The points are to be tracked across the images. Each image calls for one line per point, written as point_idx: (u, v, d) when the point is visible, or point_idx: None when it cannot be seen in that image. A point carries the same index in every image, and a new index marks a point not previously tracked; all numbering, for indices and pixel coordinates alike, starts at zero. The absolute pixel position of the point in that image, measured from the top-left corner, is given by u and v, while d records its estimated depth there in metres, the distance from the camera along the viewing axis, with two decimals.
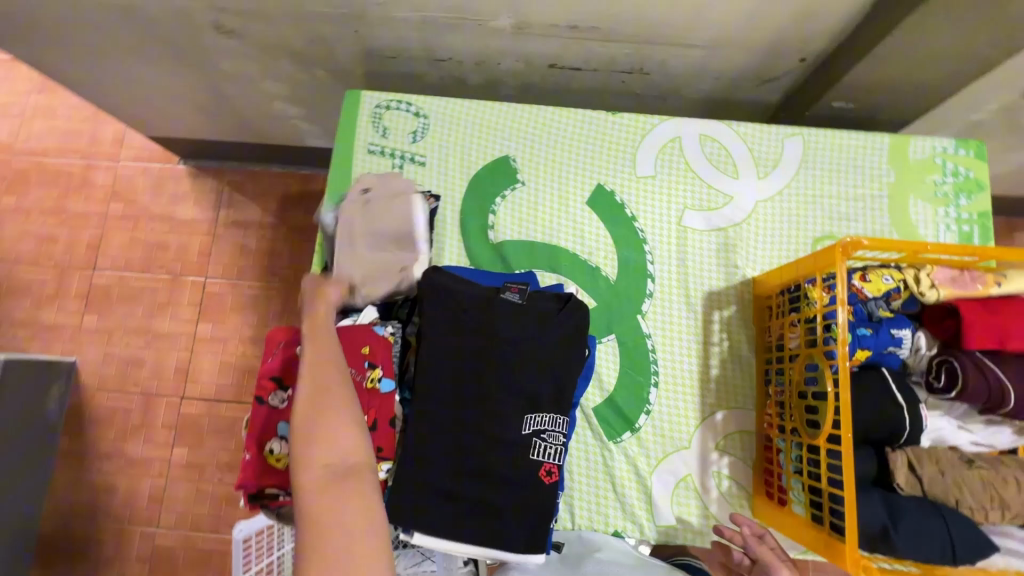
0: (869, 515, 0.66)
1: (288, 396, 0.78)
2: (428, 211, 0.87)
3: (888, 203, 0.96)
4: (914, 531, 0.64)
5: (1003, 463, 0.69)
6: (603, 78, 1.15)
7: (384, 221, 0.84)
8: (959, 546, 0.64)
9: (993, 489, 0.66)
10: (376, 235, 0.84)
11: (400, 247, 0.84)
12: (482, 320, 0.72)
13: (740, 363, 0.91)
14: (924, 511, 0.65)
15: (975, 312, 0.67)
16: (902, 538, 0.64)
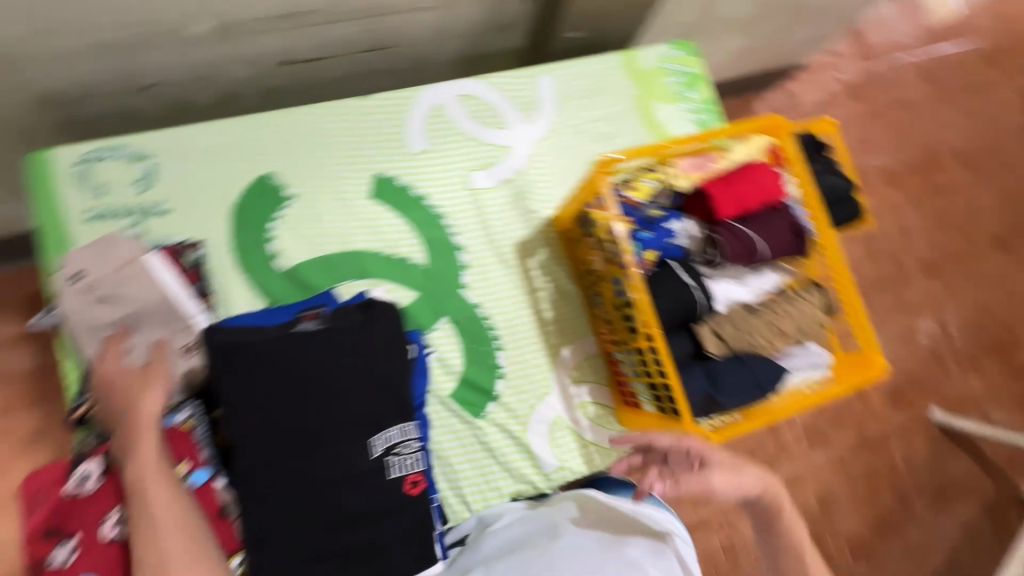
0: (693, 389, 0.74)
1: (76, 544, 0.66)
2: (179, 270, 0.78)
3: (640, 112, 1.05)
4: (731, 386, 0.74)
5: (772, 298, 0.81)
6: (348, 63, 1.07)
7: (132, 303, 0.74)
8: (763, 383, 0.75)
9: (771, 323, 0.78)
10: (129, 323, 0.74)
11: (166, 325, 0.75)
12: (287, 362, 0.64)
13: (567, 297, 0.96)
14: (733, 366, 0.75)
15: (716, 188, 0.77)
16: (725, 396, 0.74)
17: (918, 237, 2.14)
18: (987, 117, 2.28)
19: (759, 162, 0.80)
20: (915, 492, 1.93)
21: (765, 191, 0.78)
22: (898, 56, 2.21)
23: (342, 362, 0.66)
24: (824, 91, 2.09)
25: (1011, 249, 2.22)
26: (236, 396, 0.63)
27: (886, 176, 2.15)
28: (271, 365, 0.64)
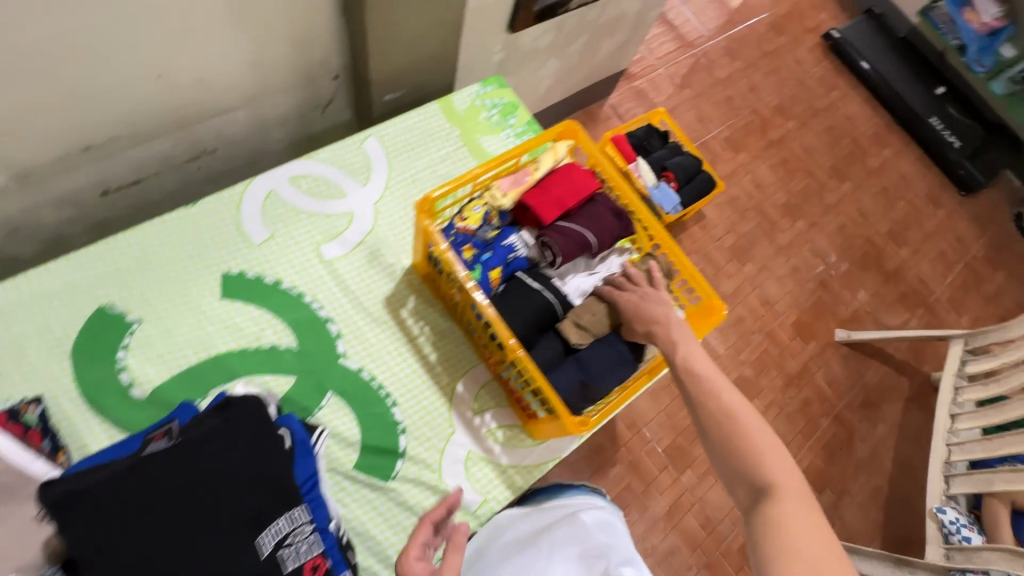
0: (569, 381, 0.78)
1: None
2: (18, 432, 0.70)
3: (468, 149, 1.13)
4: (598, 367, 0.79)
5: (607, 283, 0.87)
6: (177, 174, 1.08)
7: None
8: (627, 357, 0.82)
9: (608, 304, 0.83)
10: None
11: None
12: (143, 491, 0.59)
13: (446, 334, 0.98)
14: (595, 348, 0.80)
15: (535, 197, 0.84)
16: (595, 379, 0.78)
17: (773, 186, 2.39)
18: (790, 74, 2.64)
19: (567, 165, 0.88)
20: (844, 409, 2.07)
21: (578, 189, 0.86)
22: (703, 45, 2.53)
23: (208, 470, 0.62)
24: (651, 89, 2.34)
25: (848, 176, 2.52)
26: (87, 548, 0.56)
27: (728, 144, 2.39)
28: (122, 500, 0.58)
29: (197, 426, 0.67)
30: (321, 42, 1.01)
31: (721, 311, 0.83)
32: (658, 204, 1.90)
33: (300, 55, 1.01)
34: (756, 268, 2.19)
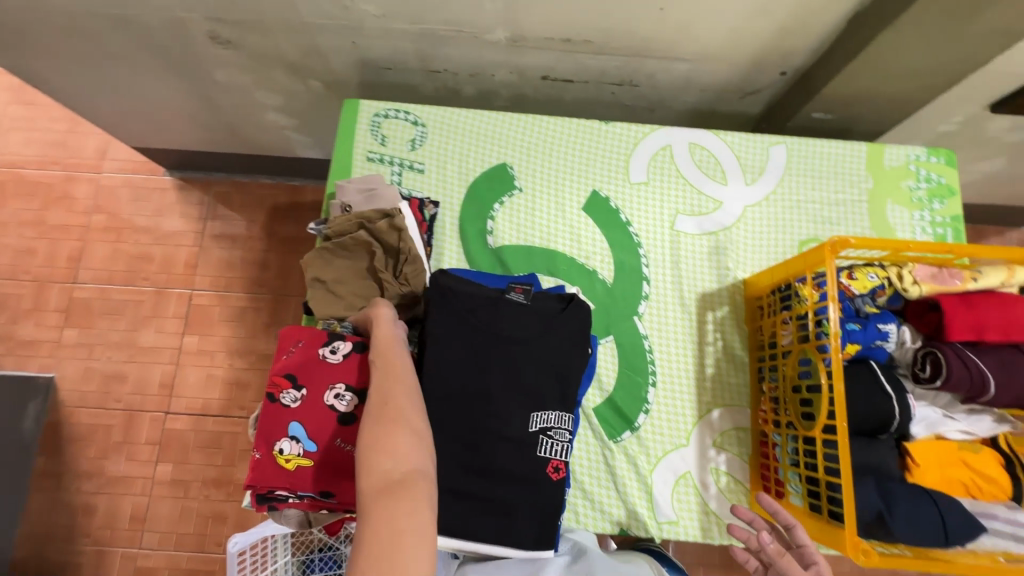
0: (865, 501, 0.69)
1: (302, 395, 0.70)
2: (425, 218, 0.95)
3: (868, 207, 1.01)
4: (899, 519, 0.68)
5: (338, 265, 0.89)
6: (593, 90, 1.19)
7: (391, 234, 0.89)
8: (951, 529, 0.68)
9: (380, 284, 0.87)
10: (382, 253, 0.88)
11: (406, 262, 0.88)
12: (493, 317, 0.73)
13: (734, 360, 0.94)
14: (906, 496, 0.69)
15: (954, 304, 0.71)
16: (895, 519, 0.68)
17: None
18: None
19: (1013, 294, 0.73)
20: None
21: (1014, 327, 0.70)
22: None
23: (538, 336, 0.73)
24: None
25: None
26: (444, 335, 0.73)
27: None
28: (472, 318, 0.73)
29: (548, 300, 0.76)
30: (808, 33, 0.96)
31: None
32: None
33: (776, 40, 0.99)
34: None
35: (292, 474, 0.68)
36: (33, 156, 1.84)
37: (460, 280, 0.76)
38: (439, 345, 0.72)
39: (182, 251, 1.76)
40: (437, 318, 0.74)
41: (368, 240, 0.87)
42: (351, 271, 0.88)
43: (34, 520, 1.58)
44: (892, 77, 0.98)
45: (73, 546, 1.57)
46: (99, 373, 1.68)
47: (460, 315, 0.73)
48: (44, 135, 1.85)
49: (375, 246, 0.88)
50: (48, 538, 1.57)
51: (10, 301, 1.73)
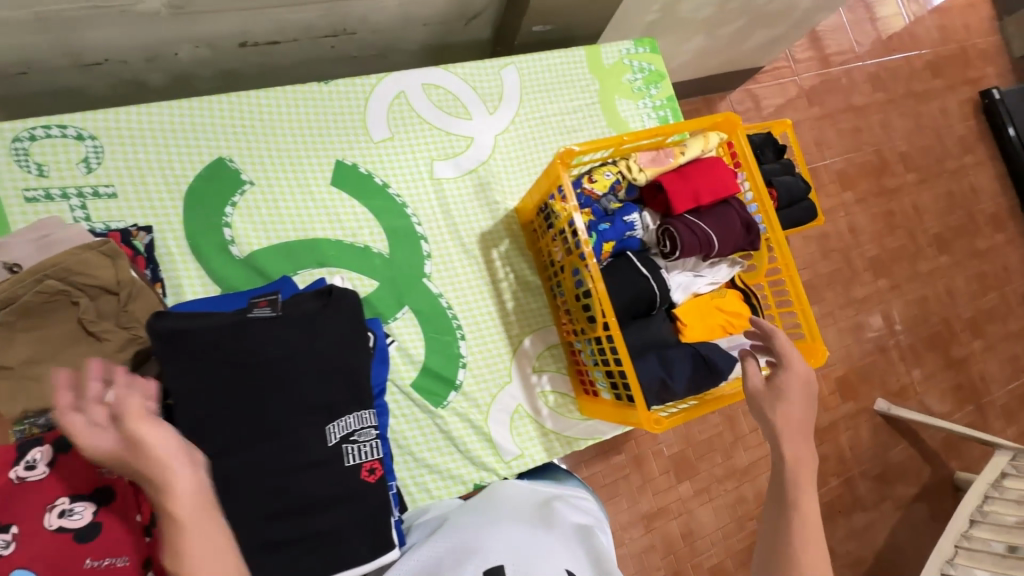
0: (649, 375, 0.78)
1: (13, 536, 0.56)
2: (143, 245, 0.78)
3: (601, 108, 1.07)
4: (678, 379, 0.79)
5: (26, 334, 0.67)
6: (310, 48, 1.05)
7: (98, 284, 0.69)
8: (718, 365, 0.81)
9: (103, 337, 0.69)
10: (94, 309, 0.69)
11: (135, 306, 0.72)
12: (241, 344, 0.63)
13: (529, 287, 0.97)
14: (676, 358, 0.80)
15: (672, 181, 0.80)
16: (675, 381, 0.79)
17: (867, 238, 1.91)
18: (930, 123, 2.07)
19: (713, 157, 0.83)
20: (858, 480, 1.72)
21: (719, 186, 0.81)
22: (849, 65, 2.01)
23: (303, 345, 0.65)
24: (778, 93, 1.92)
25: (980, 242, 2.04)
26: (189, 385, 0.61)
27: (837, 178, 1.91)
28: (216, 354, 0.62)
29: (307, 301, 0.67)
30: None
31: (820, 358, 0.79)
32: None
33: None
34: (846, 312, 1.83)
35: None
36: None
37: (186, 316, 0.63)
38: (189, 397, 0.61)
39: None
40: (171, 369, 0.61)
41: (60, 294, 0.67)
42: (50, 336, 0.68)
43: None
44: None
45: None
46: None
47: (198, 356, 0.62)
48: None
49: (75, 299, 0.68)
50: None
51: None
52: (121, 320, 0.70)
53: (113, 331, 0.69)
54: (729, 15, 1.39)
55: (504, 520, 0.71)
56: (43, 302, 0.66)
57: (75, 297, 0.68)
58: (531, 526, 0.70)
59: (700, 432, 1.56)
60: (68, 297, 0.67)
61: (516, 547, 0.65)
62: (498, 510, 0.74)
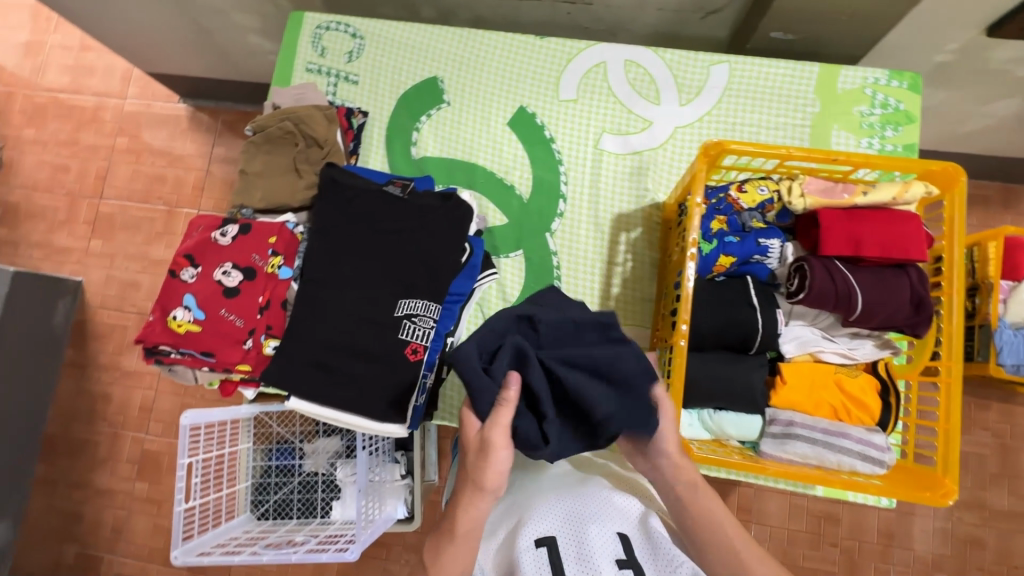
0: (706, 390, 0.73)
1: (198, 272, 0.80)
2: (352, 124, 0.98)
3: (810, 133, 0.95)
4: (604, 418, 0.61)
5: (261, 154, 0.92)
6: (549, 10, 1.16)
7: (315, 136, 0.92)
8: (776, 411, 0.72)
9: (300, 175, 0.91)
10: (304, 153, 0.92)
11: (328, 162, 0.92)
12: (370, 208, 0.78)
13: (640, 281, 0.93)
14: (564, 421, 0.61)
15: (834, 218, 0.68)
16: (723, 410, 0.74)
17: None
18: None
19: (905, 212, 0.67)
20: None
21: (895, 245, 0.66)
22: None
23: (410, 230, 0.77)
24: None
25: None
26: (325, 224, 0.78)
27: None
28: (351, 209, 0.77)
29: (429, 198, 0.78)
30: None
31: (945, 501, 0.61)
32: (995, 347, 1.08)
33: None
34: None
35: (179, 335, 0.78)
36: (66, 83, 2.02)
37: (344, 173, 0.80)
38: (322, 231, 0.78)
39: (192, 175, 1.90)
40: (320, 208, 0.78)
41: (291, 134, 0.91)
42: (272, 162, 0.92)
43: (62, 400, 1.83)
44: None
45: (92, 424, 1.81)
46: (118, 280, 1.88)
47: (339, 204, 0.78)
48: (78, 62, 2.03)
49: (297, 142, 0.92)
50: (73, 419, 1.82)
51: (45, 211, 1.95)
52: (315, 167, 0.91)
53: (307, 173, 0.90)
54: None
55: (543, 491, 0.70)
56: (280, 137, 0.92)
57: (298, 141, 0.92)
58: (574, 491, 0.69)
59: (801, 553, 1.27)
60: (294, 138, 0.92)
61: (566, 519, 0.63)
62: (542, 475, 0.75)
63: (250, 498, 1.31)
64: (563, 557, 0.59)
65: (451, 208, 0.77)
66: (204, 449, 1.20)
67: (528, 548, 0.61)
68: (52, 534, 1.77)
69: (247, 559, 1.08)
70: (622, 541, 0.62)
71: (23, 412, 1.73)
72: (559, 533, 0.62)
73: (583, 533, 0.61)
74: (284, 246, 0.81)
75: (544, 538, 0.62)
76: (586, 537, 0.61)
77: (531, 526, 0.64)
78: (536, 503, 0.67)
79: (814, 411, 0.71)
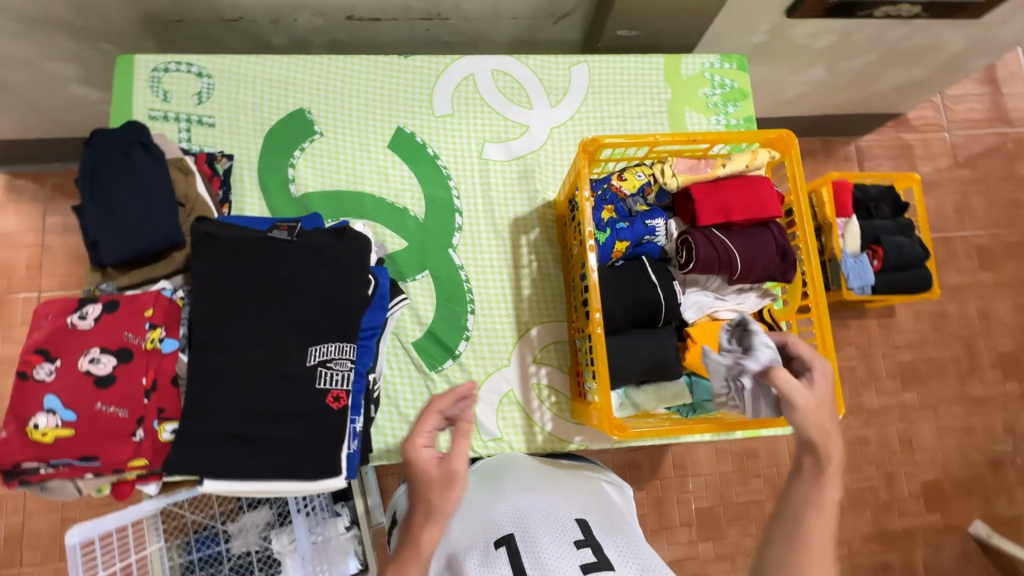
0: (632, 371, 0.77)
1: (57, 367, 0.69)
2: (222, 170, 0.91)
3: (668, 118, 1.05)
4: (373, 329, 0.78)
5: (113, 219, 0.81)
6: (407, 28, 1.15)
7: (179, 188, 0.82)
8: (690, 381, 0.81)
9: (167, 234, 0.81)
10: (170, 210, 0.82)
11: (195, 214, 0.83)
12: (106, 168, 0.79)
13: (548, 279, 0.97)
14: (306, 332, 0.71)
15: (703, 192, 0.76)
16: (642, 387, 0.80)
17: (1004, 330, 1.59)
18: None
19: (758, 176, 0.77)
20: None
21: (756, 205, 0.75)
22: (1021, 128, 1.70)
23: (119, 170, 0.79)
24: (916, 146, 1.67)
25: None
26: (207, 282, 0.71)
27: (977, 254, 1.62)
28: (109, 173, 0.79)
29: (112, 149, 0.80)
30: None
31: (833, 416, 0.72)
32: (844, 275, 1.27)
33: None
34: (961, 406, 1.53)
35: (47, 446, 0.66)
36: None
37: (154, 149, 0.81)
38: (203, 292, 0.71)
39: (21, 253, 1.52)
40: (167, 225, 0.77)
41: None
42: None
43: None
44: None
45: None
46: None
47: (144, 192, 0.78)
48: None
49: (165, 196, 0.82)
50: None
51: None
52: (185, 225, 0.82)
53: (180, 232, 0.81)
54: (856, 48, 1.24)
55: (513, 496, 0.73)
56: None
57: None
58: (542, 497, 0.72)
59: (734, 492, 1.38)
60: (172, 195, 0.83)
61: (520, 516, 0.67)
62: (502, 483, 0.79)
63: None
64: (520, 547, 0.62)
65: (345, 245, 0.74)
66: (108, 564, 1.00)
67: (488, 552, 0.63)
68: None
69: None
70: (579, 526, 0.66)
71: None
72: (513, 531, 0.65)
73: (536, 530, 0.64)
74: (163, 317, 0.72)
75: (502, 538, 0.64)
76: (543, 535, 0.63)
77: (492, 533, 0.66)
78: (500, 507, 0.71)
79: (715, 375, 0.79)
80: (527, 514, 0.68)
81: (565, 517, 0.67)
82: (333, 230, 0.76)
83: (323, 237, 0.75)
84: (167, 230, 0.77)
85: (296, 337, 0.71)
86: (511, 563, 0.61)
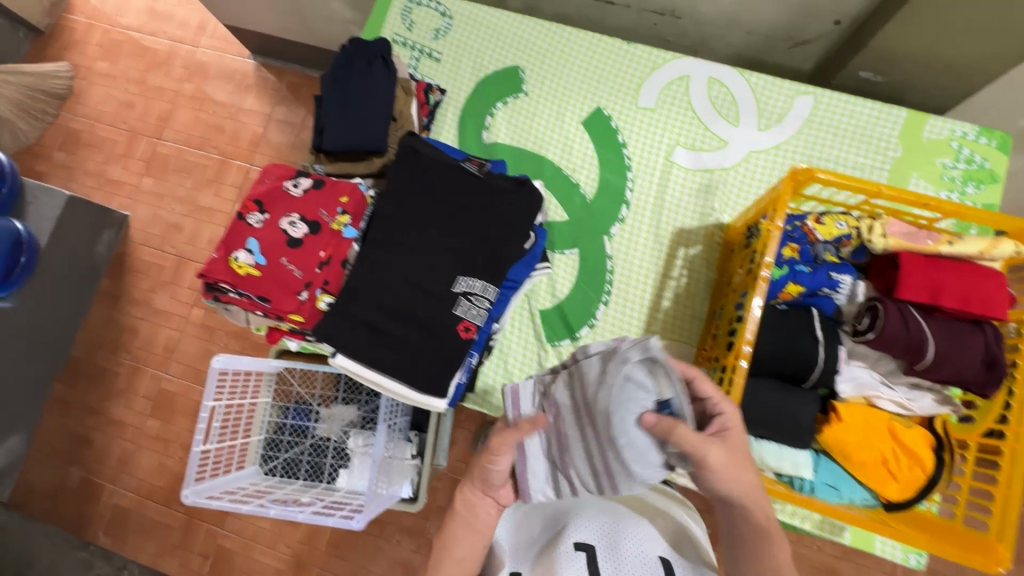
0: (758, 419, 0.71)
1: (265, 218, 0.81)
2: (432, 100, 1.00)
3: (889, 178, 0.93)
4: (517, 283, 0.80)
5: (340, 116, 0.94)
6: (635, 17, 1.15)
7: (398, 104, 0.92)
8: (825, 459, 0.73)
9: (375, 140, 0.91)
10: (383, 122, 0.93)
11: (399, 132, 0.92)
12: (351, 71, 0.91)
13: (692, 299, 0.93)
14: (462, 261, 0.76)
15: (915, 261, 0.66)
16: (767, 443, 0.72)
17: None
18: None
19: (988, 268, 0.66)
20: None
21: (974, 297, 0.64)
22: None
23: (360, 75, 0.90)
24: None
25: None
26: (396, 189, 0.79)
27: None
28: (351, 76, 0.91)
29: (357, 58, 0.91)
30: None
31: (998, 567, 0.60)
32: None
33: None
34: None
35: (239, 276, 0.78)
36: (136, 22, 1.95)
37: (390, 64, 0.91)
38: (389, 196, 0.79)
39: (249, 131, 1.82)
40: (377, 133, 0.87)
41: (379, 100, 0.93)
42: None
43: (84, 334, 1.73)
44: (944, 33, 0.87)
45: (109, 366, 1.70)
46: (164, 220, 1.80)
47: (370, 98, 0.89)
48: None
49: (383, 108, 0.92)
50: (91, 354, 1.70)
51: (106, 143, 1.88)
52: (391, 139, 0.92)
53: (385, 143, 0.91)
54: None
55: (594, 505, 0.70)
56: None
57: None
58: (623, 512, 0.69)
59: None
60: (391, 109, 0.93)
61: (604, 528, 0.65)
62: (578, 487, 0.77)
63: (261, 451, 1.29)
64: (600, 561, 0.60)
65: (520, 197, 0.78)
66: (228, 396, 1.21)
67: (567, 550, 0.62)
68: (59, 457, 1.64)
69: (255, 509, 1.08)
70: (663, 561, 0.62)
71: (48, 340, 1.63)
72: (595, 540, 0.63)
73: (621, 552, 0.62)
74: (353, 207, 0.82)
75: (582, 542, 0.63)
76: (627, 560, 0.61)
77: (570, 532, 0.64)
78: (581, 510, 0.69)
79: (850, 468, 0.70)
80: (612, 531, 0.65)
81: (649, 548, 0.63)
82: (514, 180, 0.79)
83: (503, 183, 0.79)
84: (374, 137, 0.87)
85: (449, 262, 0.76)
86: (589, 572, 0.59)
